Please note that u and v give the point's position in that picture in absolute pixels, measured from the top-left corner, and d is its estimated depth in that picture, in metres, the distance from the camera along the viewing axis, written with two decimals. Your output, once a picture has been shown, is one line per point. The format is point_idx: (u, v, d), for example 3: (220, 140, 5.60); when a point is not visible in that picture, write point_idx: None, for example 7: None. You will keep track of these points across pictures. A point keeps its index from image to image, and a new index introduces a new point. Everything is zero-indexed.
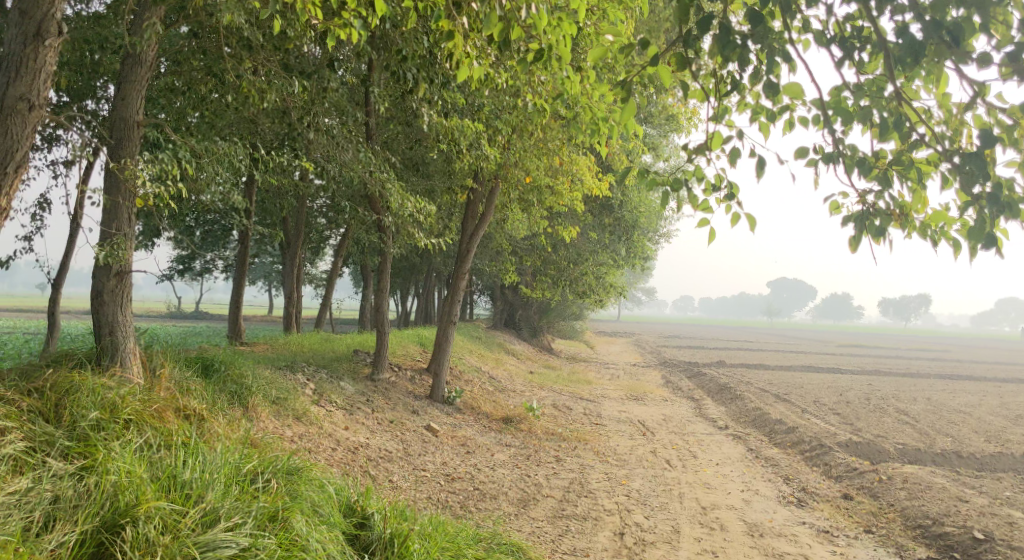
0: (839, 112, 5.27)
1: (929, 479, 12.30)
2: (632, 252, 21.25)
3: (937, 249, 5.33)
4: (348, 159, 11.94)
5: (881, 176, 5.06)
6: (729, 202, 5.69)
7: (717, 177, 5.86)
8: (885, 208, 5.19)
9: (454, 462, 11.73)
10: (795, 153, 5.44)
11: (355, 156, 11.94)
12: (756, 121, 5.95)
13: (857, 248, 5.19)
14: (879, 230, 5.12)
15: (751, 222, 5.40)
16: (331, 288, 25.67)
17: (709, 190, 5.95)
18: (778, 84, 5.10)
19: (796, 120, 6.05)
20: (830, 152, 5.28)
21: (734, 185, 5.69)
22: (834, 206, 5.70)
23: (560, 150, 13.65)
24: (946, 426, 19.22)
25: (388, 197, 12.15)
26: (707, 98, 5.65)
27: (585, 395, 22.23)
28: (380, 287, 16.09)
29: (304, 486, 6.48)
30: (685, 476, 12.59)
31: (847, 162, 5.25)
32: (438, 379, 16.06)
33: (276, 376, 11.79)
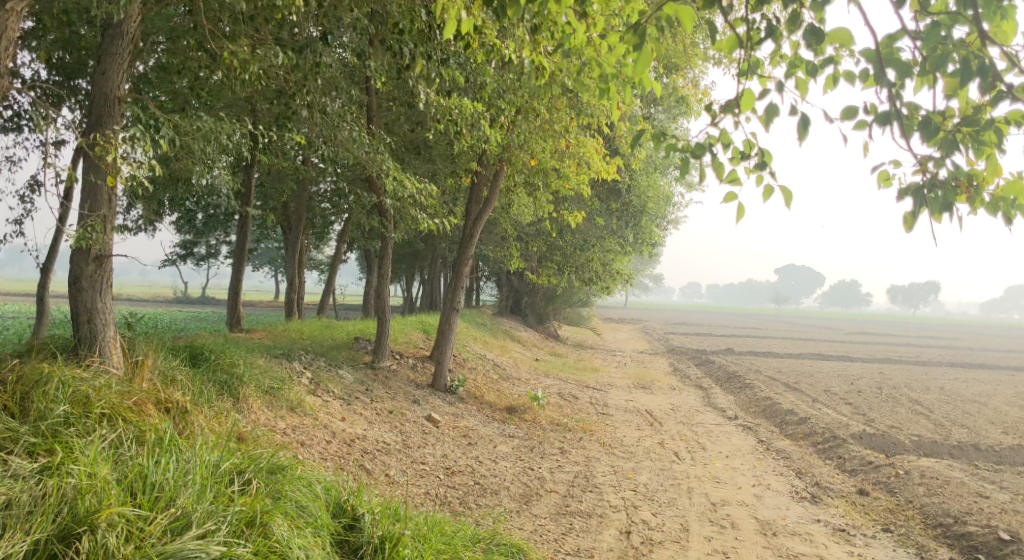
0: (896, 66, 4.92)
1: (947, 474, 11.85)
2: (640, 237, 20.80)
3: (1007, 226, 4.90)
4: (347, 140, 11.50)
5: (945, 145, 4.68)
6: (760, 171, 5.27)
7: (747, 144, 5.45)
8: (949, 179, 4.81)
9: (454, 455, 11.35)
10: (845, 114, 5.16)
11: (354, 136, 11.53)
12: (793, 75, 5.49)
13: (911, 229, 4.86)
14: (942, 204, 4.74)
15: (786, 197, 4.97)
16: (334, 273, 25.28)
17: (736, 158, 5.52)
18: (823, 30, 4.75)
19: (839, 74, 5.58)
20: (886, 112, 4.97)
21: (767, 152, 5.25)
22: (886, 178, 5.34)
23: (566, 131, 13.17)
24: (961, 417, 18.73)
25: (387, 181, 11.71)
26: (737, 49, 5.27)
27: (591, 383, 21.83)
28: (381, 272, 15.67)
29: (289, 486, 6.11)
30: (694, 469, 12.18)
31: (904, 122, 4.96)
32: (441, 368, 15.65)
33: (270, 364, 11.42)
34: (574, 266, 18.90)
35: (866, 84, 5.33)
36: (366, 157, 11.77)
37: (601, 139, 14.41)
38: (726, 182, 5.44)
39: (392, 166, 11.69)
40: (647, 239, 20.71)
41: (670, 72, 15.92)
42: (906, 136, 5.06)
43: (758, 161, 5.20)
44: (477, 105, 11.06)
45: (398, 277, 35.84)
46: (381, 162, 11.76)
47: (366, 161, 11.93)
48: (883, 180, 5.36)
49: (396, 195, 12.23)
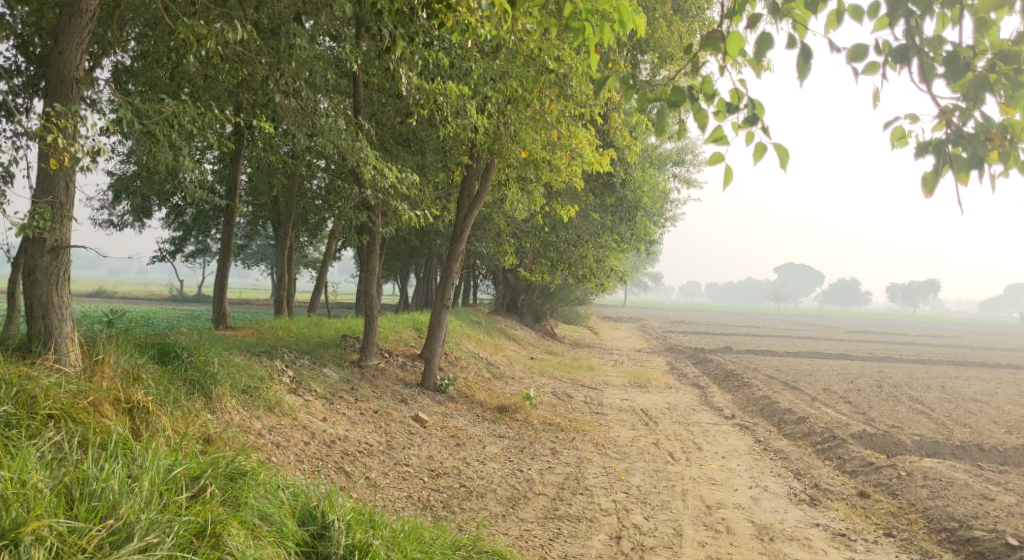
0: None
1: (951, 474, 11.46)
2: (635, 234, 20.40)
3: None
4: (326, 127, 11.11)
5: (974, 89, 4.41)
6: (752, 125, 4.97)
7: (735, 94, 5.06)
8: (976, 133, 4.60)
9: (440, 456, 10.95)
10: (855, 54, 4.85)
11: (334, 125, 11.17)
12: (788, 12, 5.09)
13: (931, 193, 4.76)
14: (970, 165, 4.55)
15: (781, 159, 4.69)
16: (325, 271, 24.86)
17: (723, 111, 5.18)
18: None
19: (844, 11, 5.16)
20: (903, 51, 4.66)
21: (757, 103, 4.90)
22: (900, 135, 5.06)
23: (557, 121, 12.77)
24: (963, 416, 18.33)
25: (369, 173, 11.30)
26: None
27: (586, 382, 21.44)
28: (369, 268, 15.26)
29: (250, 492, 5.88)
30: (689, 470, 11.79)
31: (925, 64, 4.69)
32: (430, 366, 15.26)
33: (250, 362, 11.02)
34: (568, 262, 18.52)
35: (876, 22, 4.95)
36: (348, 147, 11.39)
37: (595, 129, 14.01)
38: (714, 140, 5.13)
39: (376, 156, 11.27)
40: (643, 235, 20.29)
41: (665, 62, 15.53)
42: (926, 79, 4.74)
43: (749, 116, 4.87)
44: (462, 91, 10.68)
45: (392, 275, 35.46)
46: (363, 153, 11.37)
47: (347, 152, 11.54)
48: (896, 137, 5.06)
49: (379, 185, 11.84)
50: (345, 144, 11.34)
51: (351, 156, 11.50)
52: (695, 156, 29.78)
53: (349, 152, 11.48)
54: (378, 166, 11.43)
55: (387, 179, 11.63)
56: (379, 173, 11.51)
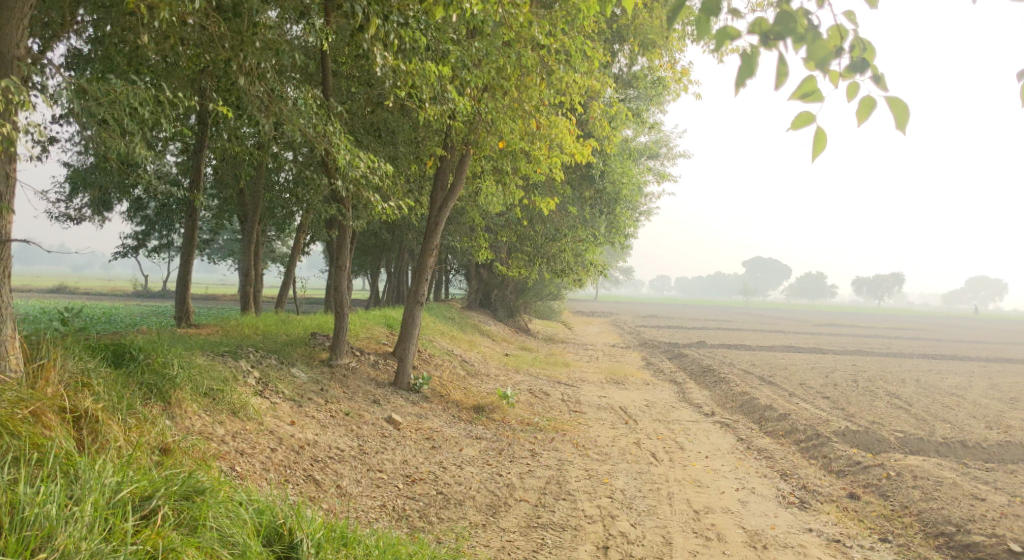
0: None
1: (939, 474, 11.23)
2: (612, 227, 19.98)
3: None
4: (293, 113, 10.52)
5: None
6: (855, 75, 4.95)
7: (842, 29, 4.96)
8: None
9: (415, 460, 10.45)
10: None
11: (300, 110, 10.59)
12: None
13: None
14: None
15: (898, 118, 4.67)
16: (294, 265, 24.11)
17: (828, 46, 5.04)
18: None
19: None
20: None
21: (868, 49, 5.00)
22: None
23: (536, 110, 12.25)
24: (942, 412, 18.19)
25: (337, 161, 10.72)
26: None
27: (562, 379, 21.01)
28: (339, 264, 14.64)
29: (208, 511, 5.57)
30: (674, 472, 11.39)
31: None
32: (403, 365, 14.71)
33: (212, 363, 10.40)
34: (547, 257, 18.30)
35: None
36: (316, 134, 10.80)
37: (575, 118, 13.52)
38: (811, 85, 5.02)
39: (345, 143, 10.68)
40: (621, 228, 19.86)
41: (646, 50, 15.09)
42: None
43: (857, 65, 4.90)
44: (438, 73, 10.15)
45: (363, 269, 34.76)
46: (330, 139, 10.79)
47: (314, 139, 10.96)
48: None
49: (348, 174, 11.27)
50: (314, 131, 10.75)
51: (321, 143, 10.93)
52: (669, 150, 29.45)
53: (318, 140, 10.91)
54: (349, 154, 10.85)
55: (357, 169, 11.06)
56: (350, 162, 10.95)
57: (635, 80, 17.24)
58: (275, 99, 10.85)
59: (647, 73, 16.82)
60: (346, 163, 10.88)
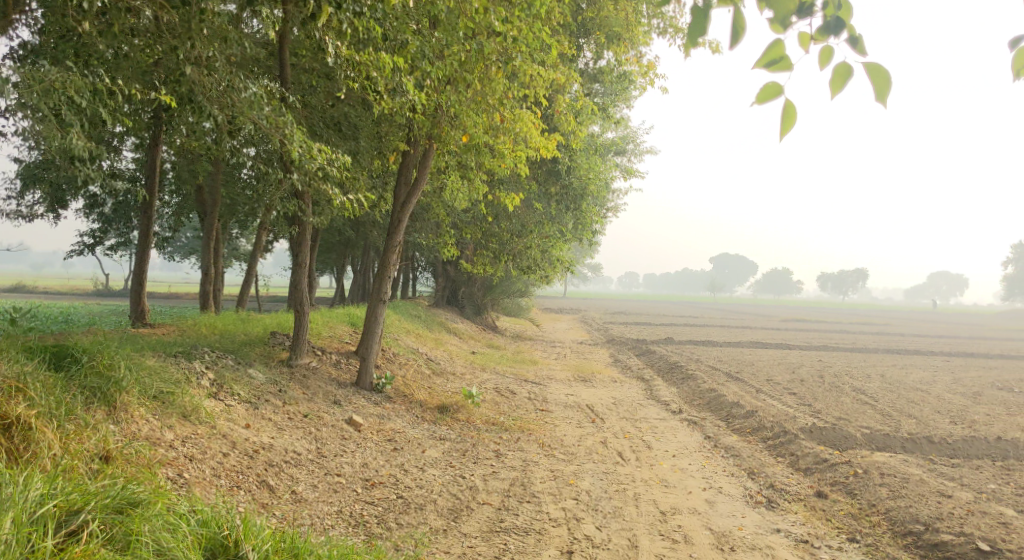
0: None
1: (905, 471, 11.21)
2: (579, 223, 19.79)
3: None
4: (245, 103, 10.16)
5: None
6: (831, 36, 4.87)
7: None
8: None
9: (375, 463, 10.14)
10: None
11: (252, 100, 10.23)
12: None
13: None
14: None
15: (878, 90, 4.65)
16: (255, 263, 23.56)
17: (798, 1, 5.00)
18: None
19: None
20: None
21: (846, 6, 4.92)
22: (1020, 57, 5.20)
23: (500, 103, 11.98)
24: (906, 407, 18.27)
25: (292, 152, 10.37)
26: None
27: (529, 377, 20.80)
28: (298, 262, 14.25)
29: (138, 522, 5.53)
30: (640, 471, 11.21)
31: None
32: (365, 364, 14.37)
33: (163, 364, 9.99)
34: (512, 253, 17.83)
35: None
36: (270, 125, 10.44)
37: (540, 112, 13.28)
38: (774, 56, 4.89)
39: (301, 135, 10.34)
40: (588, 224, 19.67)
41: (612, 44, 14.91)
42: None
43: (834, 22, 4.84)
44: (396, 63, 9.86)
45: (328, 267, 34.22)
46: (285, 130, 10.45)
47: (269, 130, 10.61)
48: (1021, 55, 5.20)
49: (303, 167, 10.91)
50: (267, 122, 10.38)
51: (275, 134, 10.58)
52: (637, 146, 29.41)
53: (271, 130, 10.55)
54: (305, 145, 10.52)
55: (315, 162, 10.73)
56: (306, 154, 10.62)
57: (601, 75, 17.04)
58: (226, 90, 10.49)
59: (613, 68, 16.64)
60: (302, 155, 10.54)
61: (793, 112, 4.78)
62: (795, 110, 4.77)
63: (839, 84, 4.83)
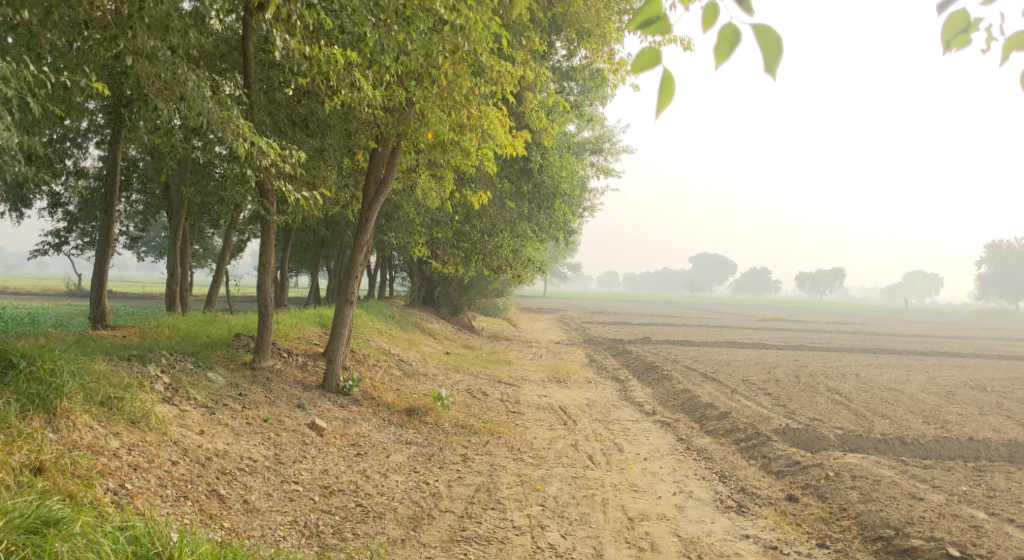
0: None
1: (877, 473, 11.10)
2: (552, 222, 19.53)
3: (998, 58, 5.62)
4: (189, 95, 9.75)
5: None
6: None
7: None
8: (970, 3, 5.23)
9: (336, 470, 9.83)
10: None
11: (196, 93, 9.84)
12: None
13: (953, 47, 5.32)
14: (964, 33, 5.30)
15: (769, 55, 4.57)
16: (224, 263, 23.07)
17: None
18: None
19: None
20: None
21: None
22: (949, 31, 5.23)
23: (465, 99, 11.75)
24: (880, 407, 18.21)
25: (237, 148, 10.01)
26: None
27: (503, 378, 20.55)
28: (262, 262, 13.84)
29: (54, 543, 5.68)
30: (610, 475, 10.98)
31: None
32: (332, 367, 14.02)
33: (114, 369, 9.62)
34: (483, 253, 17.59)
35: None
36: (220, 120, 10.02)
37: (507, 108, 13.01)
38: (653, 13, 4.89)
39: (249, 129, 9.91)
40: (561, 223, 19.41)
41: (583, 39, 14.71)
42: None
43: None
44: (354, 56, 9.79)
45: (302, 267, 33.73)
46: (232, 126, 10.05)
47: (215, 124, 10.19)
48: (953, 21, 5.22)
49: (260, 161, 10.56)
50: (216, 116, 9.95)
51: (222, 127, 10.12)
52: (613, 145, 29.29)
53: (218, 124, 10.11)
54: (254, 140, 10.11)
55: (266, 158, 10.39)
56: (252, 150, 10.33)
57: (573, 73, 16.79)
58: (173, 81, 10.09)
59: (586, 65, 16.42)
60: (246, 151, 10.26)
61: (668, 85, 4.80)
62: (669, 83, 4.80)
63: (727, 50, 4.75)
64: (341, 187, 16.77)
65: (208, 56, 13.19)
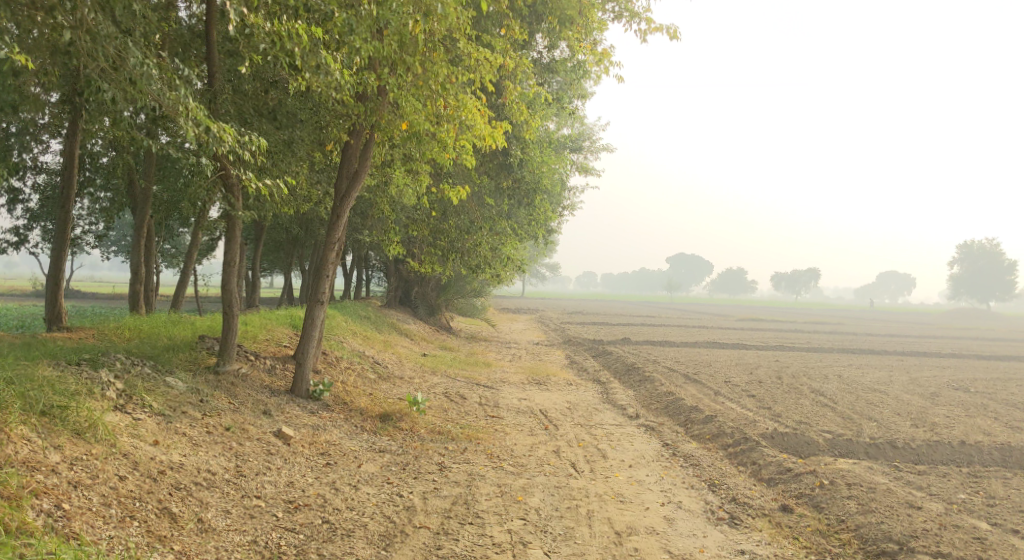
0: None
1: (872, 480, 10.66)
2: (532, 220, 18.92)
3: None
4: (138, 79, 9.07)
5: None
6: None
7: None
8: None
9: (302, 482, 9.18)
10: None
11: (139, 74, 9.23)
12: None
13: None
14: None
15: None
16: (191, 261, 22.20)
17: None
18: None
19: None
20: None
21: None
22: None
23: (441, 88, 11.20)
24: (866, 410, 17.82)
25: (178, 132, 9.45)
26: None
27: (481, 381, 19.92)
28: (228, 259, 13.07)
29: None
30: (595, 484, 10.43)
31: None
32: (301, 371, 13.35)
33: (60, 376, 8.91)
34: (460, 251, 17.00)
35: None
36: (169, 102, 9.37)
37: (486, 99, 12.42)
38: None
39: (200, 111, 9.26)
40: (541, 221, 18.83)
41: (564, 28, 14.11)
42: None
43: None
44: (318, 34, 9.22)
45: (274, 267, 32.89)
46: (182, 110, 9.41)
47: (164, 105, 9.55)
48: None
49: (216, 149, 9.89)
50: (165, 99, 9.31)
51: (171, 109, 9.53)
52: (593, 143, 28.80)
53: (167, 105, 9.52)
54: (204, 124, 9.49)
55: (222, 145, 9.74)
56: (200, 134, 9.76)
57: (555, 65, 16.17)
58: (115, 59, 9.46)
59: (568, 57, 15.83)
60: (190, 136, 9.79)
61: None
62: None
63: None
64: (312, 182, 16.08)
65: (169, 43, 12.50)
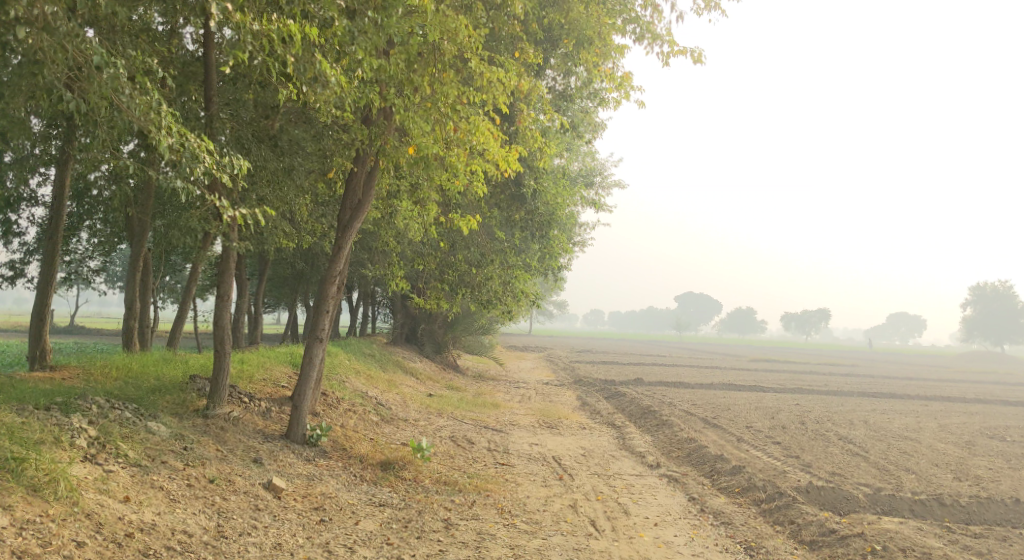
0: None
1: (926, 544, 9.59)
2: (545, 254, 18.03)
3: None
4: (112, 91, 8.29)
5: None
6: None
7: None
8: None
9: (292, 544, 8.17)
10: None
11: (115, 84, 8.42)
12: None
13: None
14: None
15: None
16: (190, 297, 21.23)
17: None
18: None
19: None
20: None
21: None
22: None
23: (452, 110, 10.39)
24: (901, 460, 16.64)
25: (160, 147, 8.63)
26: None
27: (490, 423, 18.85)
28: (221, 293, 12.11)
29: None
30: (618, 547, 9.39)
31: None
32: (297, 414, 12.28)
33: (24, 422, 7.99)
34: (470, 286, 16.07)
35: None
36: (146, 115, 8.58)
37: (499, 121, 11.57)
38: None
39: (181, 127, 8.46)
40: (555, 255, 17.93)
41: (582, 50, 13.34)
42: None
43: None
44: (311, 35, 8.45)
45: (278, 302, 32.01)
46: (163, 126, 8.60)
47: (144, 118, 8.77)
48: None
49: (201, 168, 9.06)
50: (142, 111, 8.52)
51: (152, 123, 8.73)
52: (604, 178, 28.12)
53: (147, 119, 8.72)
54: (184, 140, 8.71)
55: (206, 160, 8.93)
56: (180, 151, 8.95)
57: (570, 93, 15.40)
58: (90, 70, 8.68)
59: (584, 84, 15.04)
60: (169, 152, 8.97)
61: None
62: None
63: None
64: (315, 215, 15.27)
65: (165, 61, 11.73)
